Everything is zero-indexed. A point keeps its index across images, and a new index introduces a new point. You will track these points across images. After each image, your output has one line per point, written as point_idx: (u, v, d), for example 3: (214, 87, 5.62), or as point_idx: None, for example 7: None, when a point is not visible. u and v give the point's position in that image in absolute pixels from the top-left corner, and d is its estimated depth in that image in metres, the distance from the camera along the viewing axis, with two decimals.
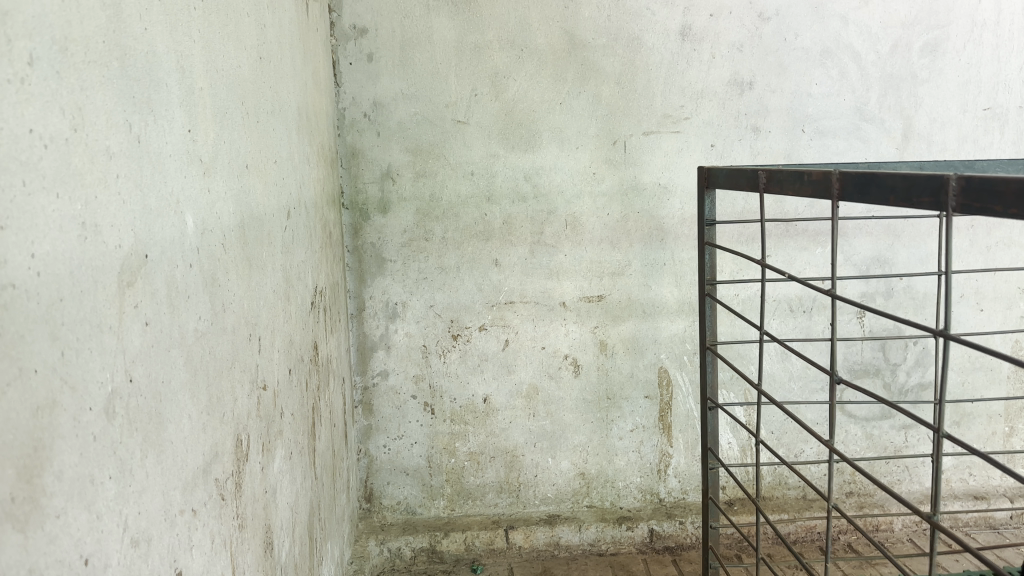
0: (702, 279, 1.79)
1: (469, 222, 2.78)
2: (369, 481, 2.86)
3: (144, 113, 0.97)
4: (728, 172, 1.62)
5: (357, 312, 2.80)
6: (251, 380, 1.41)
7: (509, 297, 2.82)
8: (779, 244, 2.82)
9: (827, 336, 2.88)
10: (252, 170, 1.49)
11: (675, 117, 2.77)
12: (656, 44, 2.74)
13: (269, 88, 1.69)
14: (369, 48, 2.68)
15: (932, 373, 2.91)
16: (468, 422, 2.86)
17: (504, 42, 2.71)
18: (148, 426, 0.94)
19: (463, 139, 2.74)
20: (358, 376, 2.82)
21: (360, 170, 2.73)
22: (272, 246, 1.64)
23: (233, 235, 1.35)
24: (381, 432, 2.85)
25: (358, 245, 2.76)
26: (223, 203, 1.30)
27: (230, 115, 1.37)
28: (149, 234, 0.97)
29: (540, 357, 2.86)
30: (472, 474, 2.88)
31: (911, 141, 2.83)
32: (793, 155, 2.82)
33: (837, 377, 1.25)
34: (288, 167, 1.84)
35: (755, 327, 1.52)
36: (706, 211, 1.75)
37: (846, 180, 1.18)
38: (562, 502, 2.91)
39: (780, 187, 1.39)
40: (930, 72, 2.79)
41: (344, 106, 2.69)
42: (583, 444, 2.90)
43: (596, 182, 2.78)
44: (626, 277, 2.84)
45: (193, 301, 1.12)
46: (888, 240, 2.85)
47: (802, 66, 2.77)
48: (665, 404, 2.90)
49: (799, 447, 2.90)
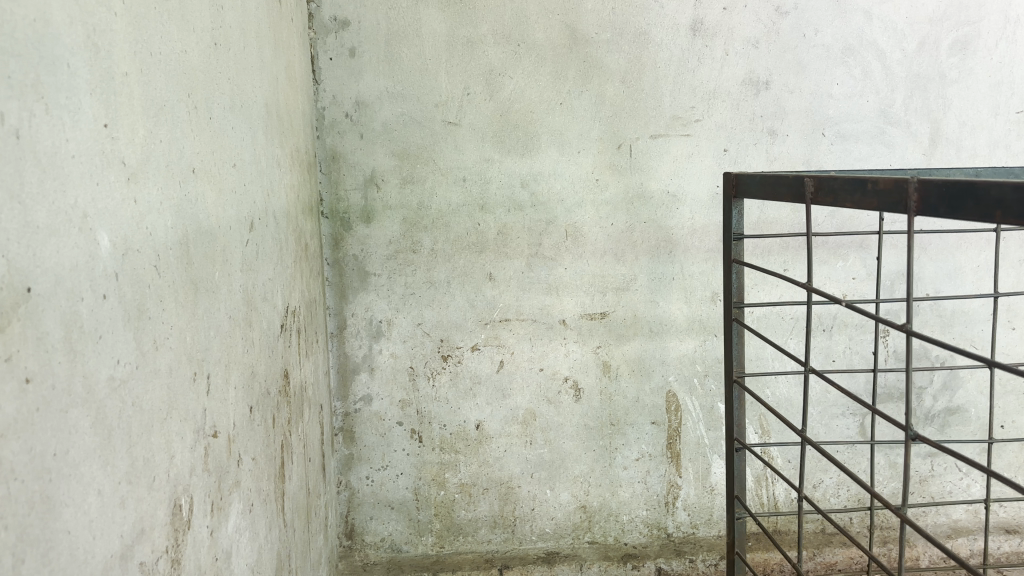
0: (729, 301, 1.57)
1: (461, 233, 2.54)
2: (350, 516, 2.62)
3: (29, 100, 0.73)
4: (765, 179, 1.39)
5: (338, 331, 2.56)
6: (196, 429, 1.17)
7: (504, 314, 2.59)
8: (797, 257, 2.60)
9: (847, 358, 2.65)
10: (202, 176, 1.26)
11: (685, 119, 2.55)
12: (665, 40, 2.51)
13: (228, 81, 1.45)
14: (351, 42, 2.44)
15: (960, 397, 2.69)
16: (458, 451, 2.62)
17: (499, 37, 2.48)
18: (27, 519, 0.70)
19: (454, 142, 2.50)
20: (338, 402, 2.58)
21: (341, 175, 2.49)
22: (228, 263, 1.39)
23: (172, 254, 1.11)
24: (364, 462, 2.60)
25: (338, 258, 2.53)
26: (156, 214, 1.06)
27: (170, 109, 1.13)
28: (34, 260, 0.73)
29: (538, 380, 2.62)
30: (463, 508, 2.64)
31: (940, 146, 2.60)
32: (812, 161, 2.60)
33: (915, 432, 1.02)
34: (252, 172, 1.61)
35: (801, 363, 1.29)
36: (734, 224, 1.52)
37: (927, 191, 0.96)
38: (562, 537, 2.67)
39: (835, 200, 1.16)
40: (960, 72, 2.57)
41: (323, 105, 2.46)
42: (584, 474, 2.66)
43: (599, 190, 2.55)
44: (631, 293, 2.61)
45: (106, 342, 0.88)
46: (913, 253, 2.63)
47: (822, 64, 2.55)
48: (674, 431, 2.66)
49: (818, 477, 2.67)
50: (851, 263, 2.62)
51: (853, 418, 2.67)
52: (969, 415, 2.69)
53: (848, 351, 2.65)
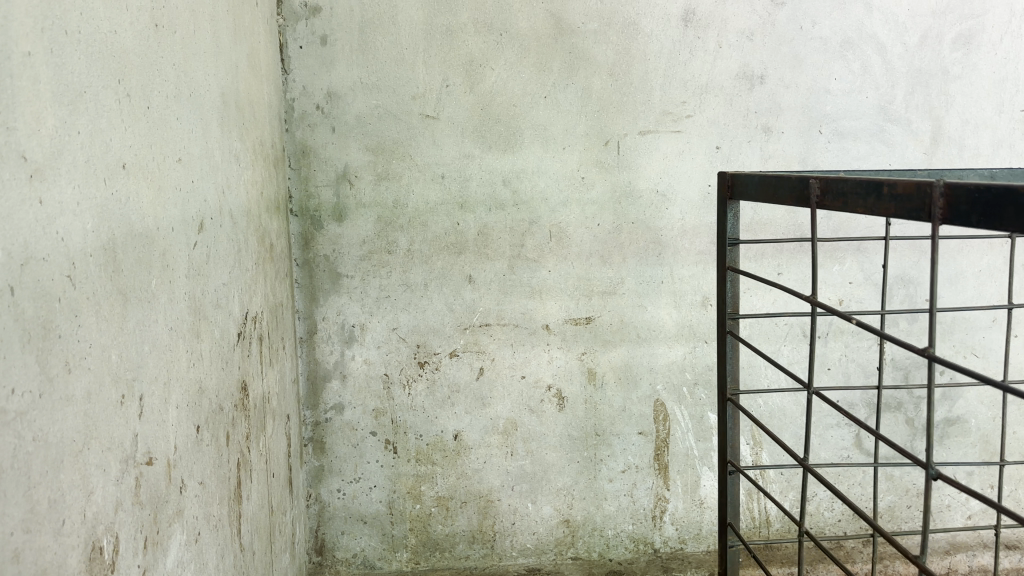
0: (722, 312, 1.43)
1: (439, 232, 2.41)
2: (321, 531, 2.48)
3: None
4: (764, 180, 1.26)
5: (308, 336, 2.42)
6: (124, 458, 1.04)
7: (484, 319, 2.46)
8: (792, 260, 2.48)
9: (842, 366, 2.54)
10: (135, 171, 1.12)
11: (675, 114, 2.42)
12: (656, 30, 2.38)
13: (173, 67, 1.31)
14: (323, 29, 2.30)
15: (960, 408, 2.58)
16: (435, 463, 2.48)
17: (480, 25, 2.34)
18: None
19: (432, 136, 2.37)
20: (308, 411, 2.44)
21: (312, 171, 2.35)
22: (170, 269, 1.26)
23: (94, 261, 0.97)
24: (335, 474, 2.47)
25: (309, 259, 2.39)
26: (73, 215, 0.92)
27: (93, 95, 0.99)
28: None
29: (520, 388, 2.49)
30: (439, 523, 2.51)
31: (941, 145, 2.49)
32: (808, 160, 2.47)
33: (934, 471, 0.89)
34: (204, 168, 1.47)
35: (803, 385, 1.17)
36: (729, 228, 1.39)
37: (955, 195, 0.83)
38: (544, 553, 2.54)
39: (845, 204, 1.04)
40: (963, 67, 2.46)
41: (293, 96, 2.32)
42: (568, 486, 2.53)
43: (585, 189, 2.42)
44: (619, 296, 2.48)
45: None
46: (913, 257, 2.52)
47: (819, 58, 2.43)
48: (662, 441, 2.54)
49: (811, 489, 2.55)
50: (848, 267, 2.50)
51: (847, 428, 2.56)
52: (968, 426, 2.59)
53: (844, 359, 2.54)
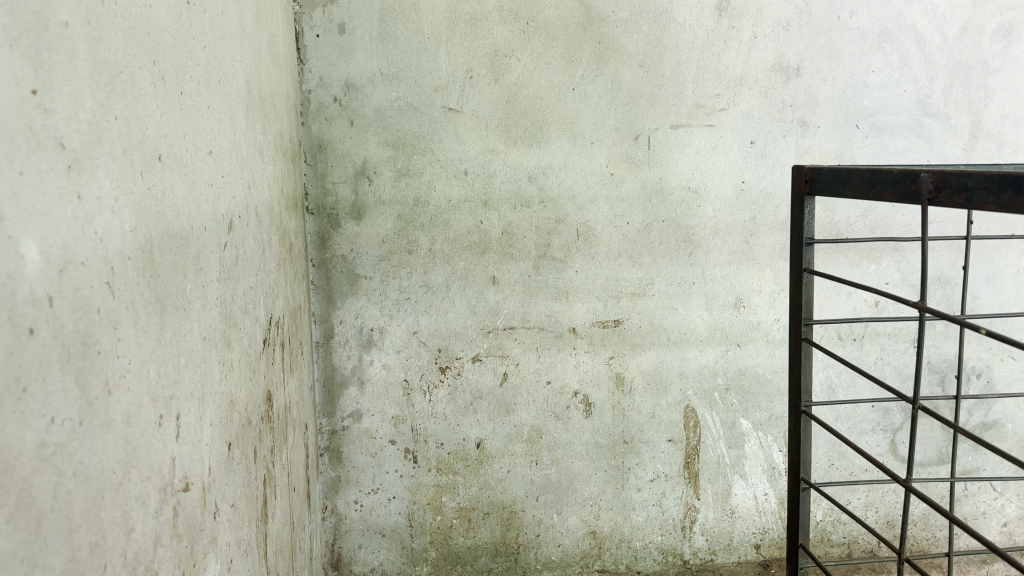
0: (797, 317, 1.35)
1: (462, 231, 2.30)
2: (337, 545, 2.36)
3: None
4: (855, 174, 1.17)
5: (324, 340, 2.30)
6: (162, 487, 0.92)
7: (508, 321, 2.35)
8: (828, 259, 2.39)
9: (879, 369, 2.45)
10: (171, 165, 1.00)
11: (708, 108, 2.32)
12: (688, 20, 2.28)
13: (203, 51, 1.20)
14: (340, 17, 2.18)
15: (996, 412, 2.50)
16: (457, 472, 2.37)
17: (505, 13, 2.23)
18: None
19: (455, 130, 2.25)
20: (324, 419, 2.32)
21: (329, 167, 2.23)
22: (203, 272, 1.14)
23: (132, 265, 0.86)
24: (352, 485, 2.35)
25: (325, 259, 2.27)
26: (111, 214, 0.80)
27: (130, 75, 0.87)
28: None
29: (545, 394, 2.38)
30: (461, 535, 2.39)
31: (980, 141, 2.40)
32: (845, 155, 2.38)
33: None
34: (232, 162, 1.35)
35: (910, 398, 1.15)
36: (805, 226, 1.31)
37: None
38: (569, 567, 2.44)
39: (968, 200, 0.93)
40: (1004, 60, 2.37)
41: (309, 88, 2.19)
42: (595, 496, 2.42)
43: (614, 185, 2.32)
44: (647, 298, 2.38)
45: (35, 396, 0.63)
46: (950, 257, 2.42)
47: (857, 50, 2.33)
48: (692, 449, 2.44)
49: (846, 497, 2.46)
50: (885, 267, 2.41)
51: (883, 434, 2.47)
52: (1005, 431, 2.51)
53: (880, 362, 2.45)
